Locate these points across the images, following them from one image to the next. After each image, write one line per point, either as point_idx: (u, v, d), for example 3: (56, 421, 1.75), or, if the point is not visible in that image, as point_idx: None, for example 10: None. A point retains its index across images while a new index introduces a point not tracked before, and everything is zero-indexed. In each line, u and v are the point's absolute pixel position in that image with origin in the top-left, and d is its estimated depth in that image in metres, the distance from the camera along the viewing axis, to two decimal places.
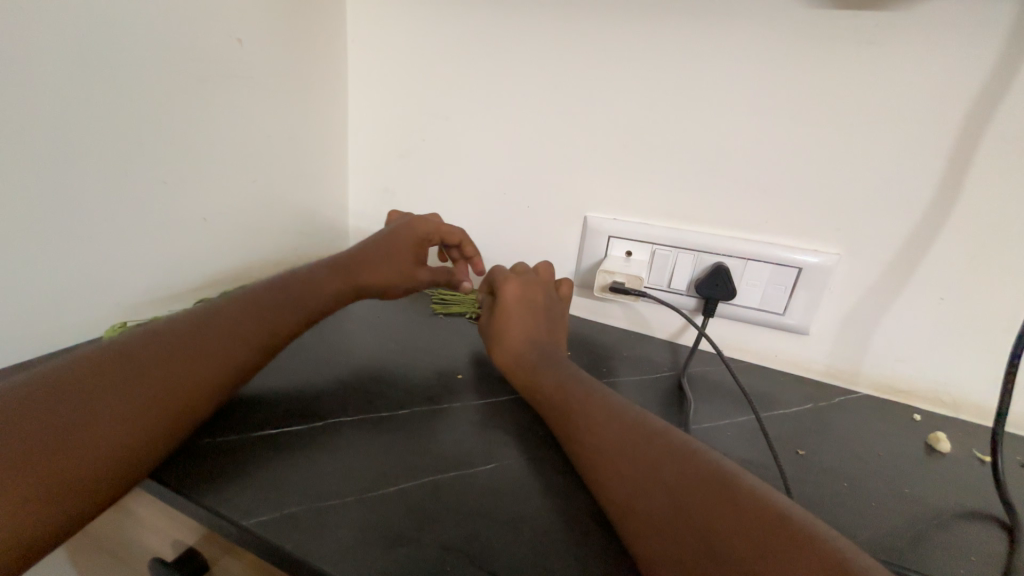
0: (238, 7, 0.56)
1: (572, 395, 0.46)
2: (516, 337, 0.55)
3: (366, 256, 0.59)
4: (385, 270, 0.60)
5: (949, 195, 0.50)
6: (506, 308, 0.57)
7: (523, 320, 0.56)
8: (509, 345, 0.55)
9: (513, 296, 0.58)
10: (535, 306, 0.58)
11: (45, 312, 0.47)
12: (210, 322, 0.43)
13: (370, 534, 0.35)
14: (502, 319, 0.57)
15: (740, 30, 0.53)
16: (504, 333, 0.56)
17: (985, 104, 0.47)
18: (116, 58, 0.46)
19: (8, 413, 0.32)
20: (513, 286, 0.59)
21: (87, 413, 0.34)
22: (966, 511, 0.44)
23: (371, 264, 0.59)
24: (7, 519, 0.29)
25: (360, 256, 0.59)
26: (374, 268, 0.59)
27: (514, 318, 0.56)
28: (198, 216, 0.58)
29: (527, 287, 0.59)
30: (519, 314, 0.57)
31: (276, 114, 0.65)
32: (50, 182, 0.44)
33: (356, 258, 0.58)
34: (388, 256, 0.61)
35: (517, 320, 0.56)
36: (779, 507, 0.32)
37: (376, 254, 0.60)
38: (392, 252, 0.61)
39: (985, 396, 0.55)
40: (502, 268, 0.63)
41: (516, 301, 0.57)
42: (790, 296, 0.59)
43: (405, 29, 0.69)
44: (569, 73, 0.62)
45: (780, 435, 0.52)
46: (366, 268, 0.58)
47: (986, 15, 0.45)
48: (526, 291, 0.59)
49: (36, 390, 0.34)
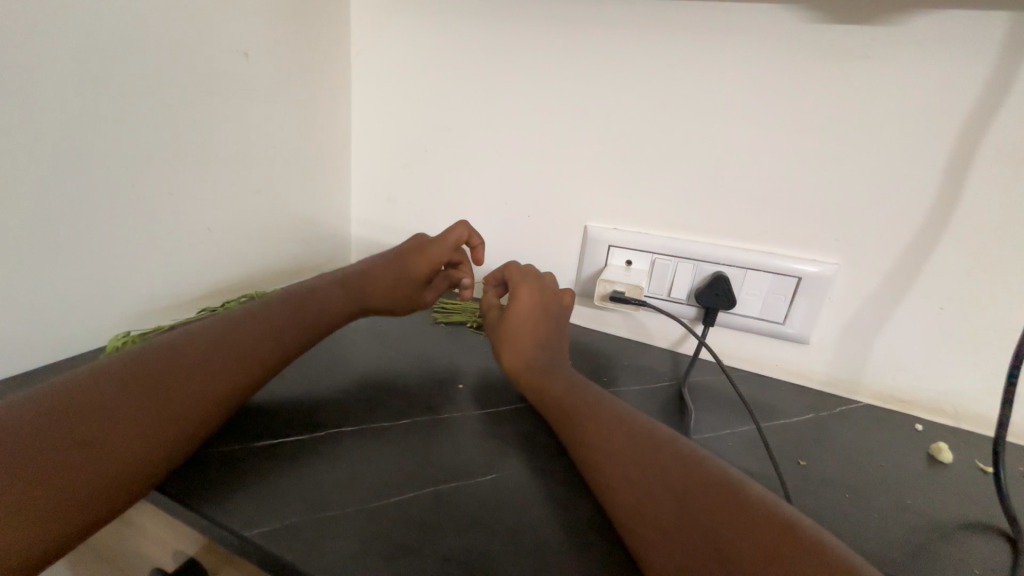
0: (243, 20, 0.57)
1: (586, 401, 0.46)
2: (527, 341, 0.54)
3: (382, 279, 0.60)
4: (400, 291, 0.61)
5: (947, 205, 0.51)
6: (519, 311, 0.56)
7: (535, 326, 0.55)
8: (517, 348, 0.54)
9: (528, 298, 0.57)
10: (547, 312, 0.57)
11: (48, 321, 0.48)
12: (226, 337, 0.44)
13: (372, 544, 0.35)
14: (513, 321, 0.56)
15: (736, 43, 0.54)
16: (513, 335, 0.55)
17: (982, 114, 0.48)
18: (123, 72, 0.47)
19: (24, 423, 0.32)
20: (529, 289, 0.57)
21: (101, 422, 0.35)
22: (969, 522, 0.44)
23: (388, 285, 0.60)
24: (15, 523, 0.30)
25: (376, 278, 0.60)
26: (391, 291, 0.60)
27: (525, 322, 0.55)
28: (201, 226, 0.59)
29: (542, 291, 0.58)
30: (530, 318, 0.56)
31: (279, 125, 0.66)
32: (57, 192, 0.45)
33: (369, 283, 0.59)
34: (404, 276, 0.61)
35: (528, 324, 0.55)
36: (790, 518, 0.32)
37: (389, 276, 0.60)
38: (405, 274, 0.61)
39: (987, 406, 0.55)
40: (518, 268, 0.61)
41: (531, 304, 0.56)
42: (790, 306, 0.59)
43: (408, 40, 0.70)
44: (569, 83, 0.63)
45: (782, 445, 0.52)
46: (383, 293, 0.60)
47: (980, 26, 0.46)
48: (541, 297, 0.58)
49: (53, 397, 0.34)
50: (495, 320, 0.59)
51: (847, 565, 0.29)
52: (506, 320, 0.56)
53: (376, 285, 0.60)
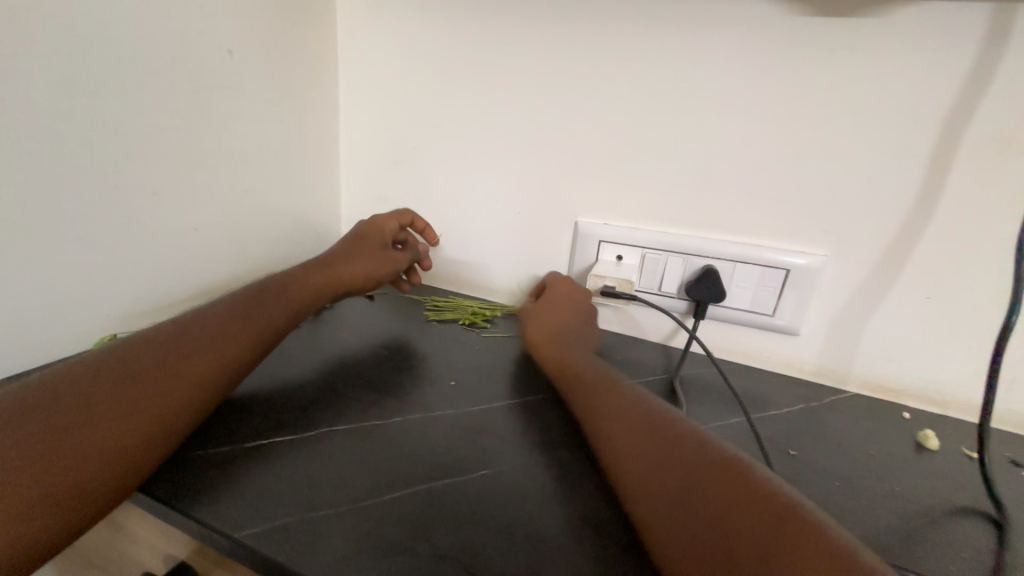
0: (227, 17, 0.57)
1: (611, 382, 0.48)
2: (557, 331, 0.60)
3: (366, 250, 0.63)
4: (364, 262, 0.62)
5: (932, 195, 0.51)
6: (548, 306, 0.64)
7: (565, 317, 0.62)
8: (548, 337, 0.59)
9: (561, 296, 0.64)
10: (580, 308, 0.63)
11: (34, 324, 0.47)
12: (204, 326, 0.44)
13: (363, 544, 0.35)
14: (545, 310, 0.63)
15: (726, 36, 0.54)
16: (545, 323, 0.61)
17: (965, 106, 0.48)
18: (109, 70, 0.47)
19: (12, 419, 0.33)
20: (566, 287, 0.66)
21: (67, 425, 0.34)
22: (956, 507, 0.45)
23: (359, 255, 0.62)
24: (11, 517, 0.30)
25: (357, 251, 0.63)
26: (357, 259, 0.62)
27: (560, 310, 0.63)
28: (188, 225, 0.58)
29: (579, 291, 0.65)
30: (563, 309, 0.63)
31: (265, 122, 0.65)
32: (42, 192, 0.44)
33: (357, 254, 0.62)
34: (365, 246, 0.63)
35: (559, 314, 0.62)
36: (787, 510, 0.31)
37: (374, 245, 0.64)
38: (367, 245, 0.64)
39: (971, 393, 0.56)
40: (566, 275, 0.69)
41: (562, 299, 0.64)
42: (779, 298, 0.60)
43: (397, 36, 0.69)
44: (559, 78, 0.62)
45: (773, 435, 0.53)
46: (376, 260, 0.63)
47: (963, 18, 0.46)
48: (579, 296, 0.65)
49: (11, 407, 0.33)
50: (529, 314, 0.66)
51: (842, 558, 0.28)
52: (541, 306, 0.65)
53: (362, 253, 0.63)
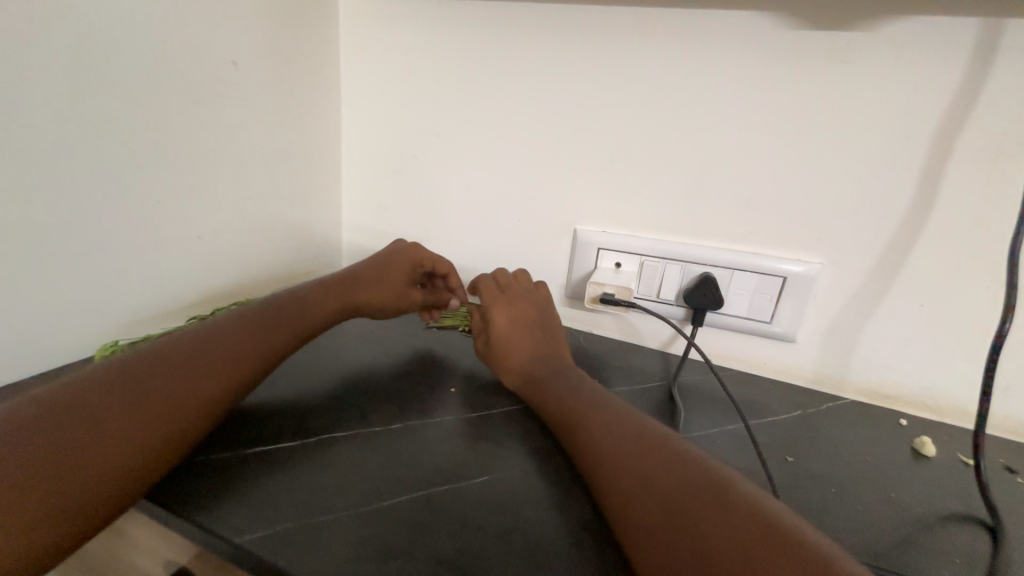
0: (232, 30, 0.58)
1: (580, 404, 0.47)
2: (517, 352, 0.56)
3: (391, 280, 0.64)
4: (384, 289, 0.63)
5: (925, 203, 0.52)
6: (497, 329, 0.59)
7: (518, 336, 0.58)
8: (510, 365, 0.56)
9: (503, 317, 0.59)
10: (524, 321, 0.59)
11: (40, 331, 0.47)
12: (216, 340, 0.45)
13: (362, 549, 0.35)
14: (497, 335, 0.58)
15: (720, 49, 0.55)
16: (503, 352, 0.57)
17: (957, 115, 0.49)
18: (116, 83, 0.48)
19: (23, 427, 0.33)
20: (499, 308, 0.60)
21: (67, 432, 0.34)
22: (951, 513, 0.45)
23: (383, 283, 0.63)
24: (17, 523, 0.30)
25: (382, 277, 0.63)
26: (377, 285, 0.62)
27: (509, 331, 0.58)
28: (192, 233, 0.59)
29: (520, 304, 0.61)
30: (513, 326, 0.58)
31: (267, 132, 0.66)
32: (50, 201, 0.45)
33: (380, 281, 0.63)
34: (392, 277, 0.64)
35: (513, 335, 0.58)
36: (792, 527, 0.31)
37: (401, 275, 0.65)
38: (394, 274, 0.64)
39: (967, 400, 0.57)
40: (489, 282, 0.64)
41: (506, 320, 0.59)
42: (777, 305, 0.60)
43: (399, 47, 0.70)
44: (557, 88, 0.63)
45: (771, 442, 0.53)
46: (396, 292, 0.64)
47: (953, 30, 0.47)
48: (515, 310, 0.60)
49: (16, 413, 0.34)
50: (480, 338, 0.61)
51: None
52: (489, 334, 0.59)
53: (388, 284, 0.63)
